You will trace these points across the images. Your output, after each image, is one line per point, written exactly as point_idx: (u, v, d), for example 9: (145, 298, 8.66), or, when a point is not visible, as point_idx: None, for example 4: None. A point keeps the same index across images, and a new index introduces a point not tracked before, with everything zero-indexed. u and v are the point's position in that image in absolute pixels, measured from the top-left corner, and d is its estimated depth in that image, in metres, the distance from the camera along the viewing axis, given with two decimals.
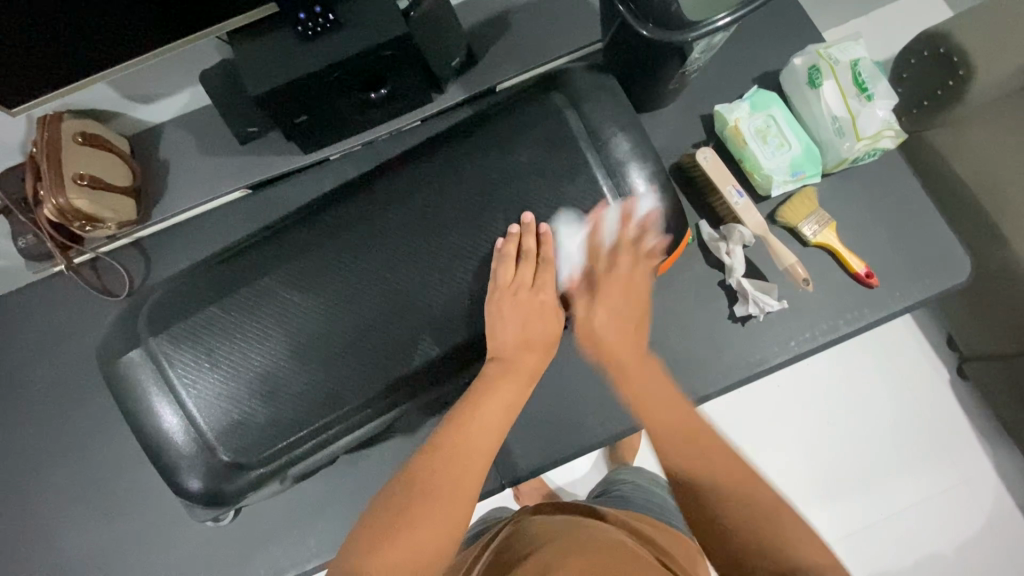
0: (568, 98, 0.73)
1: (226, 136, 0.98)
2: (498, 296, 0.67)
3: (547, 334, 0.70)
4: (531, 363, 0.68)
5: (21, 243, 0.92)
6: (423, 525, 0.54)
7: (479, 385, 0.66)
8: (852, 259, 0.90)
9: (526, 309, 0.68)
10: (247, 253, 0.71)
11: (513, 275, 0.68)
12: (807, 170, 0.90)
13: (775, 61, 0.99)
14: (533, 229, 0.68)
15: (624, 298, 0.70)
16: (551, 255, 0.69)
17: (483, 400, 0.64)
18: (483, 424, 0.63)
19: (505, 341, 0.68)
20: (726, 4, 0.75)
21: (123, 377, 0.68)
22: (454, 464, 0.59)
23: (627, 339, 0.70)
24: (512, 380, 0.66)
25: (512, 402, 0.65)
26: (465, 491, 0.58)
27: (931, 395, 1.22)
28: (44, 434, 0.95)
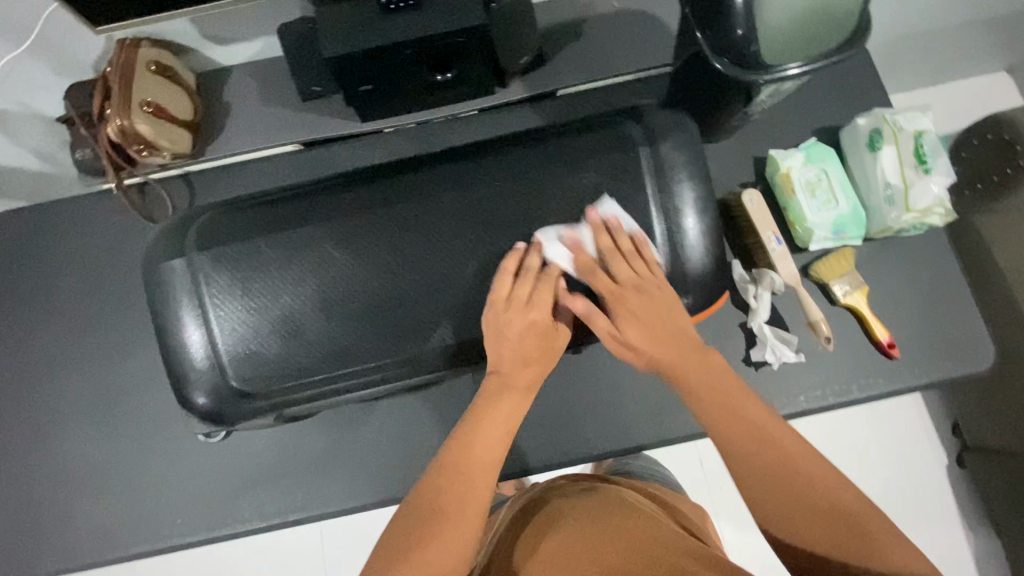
0: (645, 133, 0.72)
1: (290, 91, 1.00)
2: (497, 311, 0.68)
3: (540, 351, 0.70)
4: (526, 379, 0.69)
5: (79, 155, 0.97)
6: (444, 537, 0.58)
7: (482, 398, 0.68)
8: (877, 326, 0.90)
9: (525, 327, 0.68)
10: (303, 197, 0.73)
11: (511, 290, 0.68)
12: (850, 231, 0.91)
13: (838, 118, 0.99)
14: (539, 246, 0.69)
15: (644, 304, 0.68)
16: (555, 272, 0.69)
17: (486, 414, 0.67)
18: (486, 438, 0.65)
19: (502, 355, 0.69)
20: (809, 51, 0.74)
21: (160, 284, 0.70)
22: (459, 478, 0.62)
23: (667, 339, 0.68)
24: (507, 394, 0.68)
25: (511, 416, 0.67)
26: (472, 497, 0.61)
27: (925, 475, 1.21)
28: (65, 339, 0.99)
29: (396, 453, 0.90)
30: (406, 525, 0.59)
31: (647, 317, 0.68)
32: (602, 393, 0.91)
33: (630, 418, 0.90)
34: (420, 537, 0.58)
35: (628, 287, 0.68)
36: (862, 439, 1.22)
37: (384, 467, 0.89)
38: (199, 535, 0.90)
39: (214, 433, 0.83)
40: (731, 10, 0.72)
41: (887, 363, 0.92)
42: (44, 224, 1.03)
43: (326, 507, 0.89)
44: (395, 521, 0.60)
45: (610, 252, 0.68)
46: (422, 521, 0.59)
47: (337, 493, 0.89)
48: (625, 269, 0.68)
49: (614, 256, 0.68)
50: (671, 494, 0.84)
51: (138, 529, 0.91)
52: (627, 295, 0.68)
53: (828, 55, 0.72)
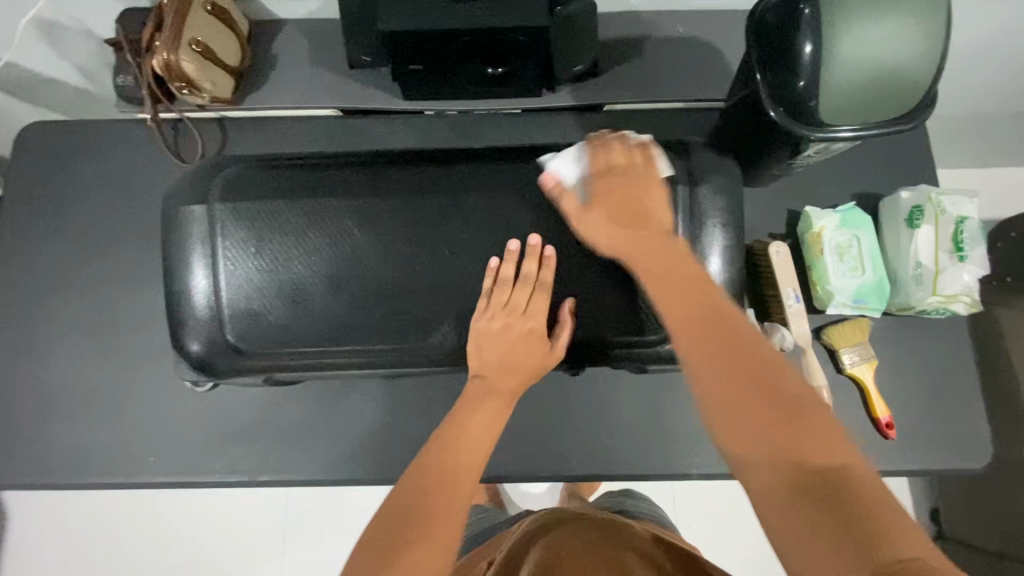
0: (687, 170, 0.70)
1: (339, 56, 0.99)
2: (489, 312, 0.67)
3: (531, 366, 0.68)
4: (511, 385, 0.69)
5: (121, 81, 0.97)
6: (433, 535, 0.54)
7: (465, 402, 0.68)
8: (880, 404, 0.88)
9: (518, 336, 0.68)
10: (335, 167, 0.72)
11: (508, 295, 0.67)
12: (870, 302, 0.89)
13: (880, 186, 0.97)
14: (536, 251, 0.68)
15: (622, 197, 0.66)
16: (550, 283, 0.69)
17: (470, 420, 0.66)
18: (471, 441, 0.65)
19: (489, 360, 0.68)
20: (870, 115, 0.71)
21: (175, 224, 0.69)
22: (448, 478, 0.60)
23: (631, 225, 0.64)
24: (494, 401, 0.68)
25: (496, 419, 0.67)
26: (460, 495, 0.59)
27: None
28: (76, 259, 0.99)
29: (375, 435, 0.89)
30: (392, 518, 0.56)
31: (623, 207, 0.65)
32: (590, 416, 0.90)
33: (613, 446, 0.89)
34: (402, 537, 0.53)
35: (618, 179, 0.66)
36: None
37: (362, 446, 0.89)
38: (169, 477, 0.90)
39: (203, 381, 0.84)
40: (797, 60, 0.70)
41: (884, 442, 0.90)
42: (74, 141, 1.03)
43: (298, 474, 0.89)
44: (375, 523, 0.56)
45: (612, 163, 0.67)
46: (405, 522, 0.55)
47: (311, 463, 0.89)
48: (619, 159, 0.68)
49: (612, 162, 0.67)
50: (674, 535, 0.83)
51: (111, 460, 0.91)
52: (610, 181, 0.67)
53: (885, 125, 0.71)
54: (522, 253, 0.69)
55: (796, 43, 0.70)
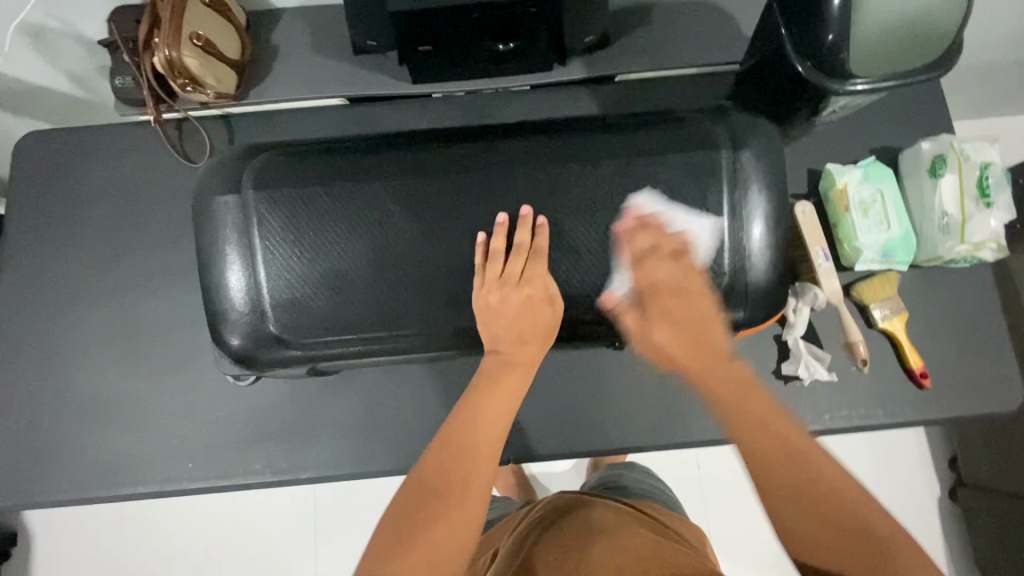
0: (726, 134, 0.69)
1: (342, 43, 0.97)
2: (483, 283, 0.66)
3: (542, 329, 0.66)
4: (526, 355, 0.66)
5: (119, 82, 0.94)
6: (445, 523, 0.55)
7: (479, 377, 0.65)
8: (912, 354, 0.89)
9: (518, 306, 0.65)
10: (367, 150, 0.71)
11: (501, 266, 0.65)
12: (898, 255, 0.89)
13: (899, 139, 0.96)
14: (528, 221, 0.66)
15: (679, 303, 0.65)
16: (544, 250, 0.66)
17: (485, 397, 0.63)
18: (485, 417, 0.62)
19: (499, 334, 0.66)
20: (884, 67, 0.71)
21: (209, 218, 0.68)
22: (461, 459, 0.59)
23: (690, 337, 0.64)
24: (513, 373, 0.65)
25: (515, 391, 0.64)
26: (472, 482, 0.58)
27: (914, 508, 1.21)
28: (89, 269, 0.96)
29: (414, 424, 0.89)
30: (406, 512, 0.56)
31: (681, 310, 0.65)
32: (626, 388, 0.90)
33: (652, 416, 0.90)
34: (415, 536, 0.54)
35: (662, 289, 0.65)
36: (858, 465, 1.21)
37: (400, 437, 0.88)
38: (209, 481, 0.89)
39: (242, 376, 0.83)
40: (826, 13, 0.70)
41: (918, 393, 0.91)
42: (75, 149, 1.00)
43: (338, 469, 0.88)
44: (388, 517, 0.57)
45: (648, 248, 0.66)
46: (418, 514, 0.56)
47: (350, 456, 0.88)
48: (649, 242, 0.66)
49: (646, 254, 0.66)
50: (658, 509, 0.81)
51: (146, 469, 0.90)
52: (659, 297, 0.66)
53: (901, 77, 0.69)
54: (513, 224, 0.67)
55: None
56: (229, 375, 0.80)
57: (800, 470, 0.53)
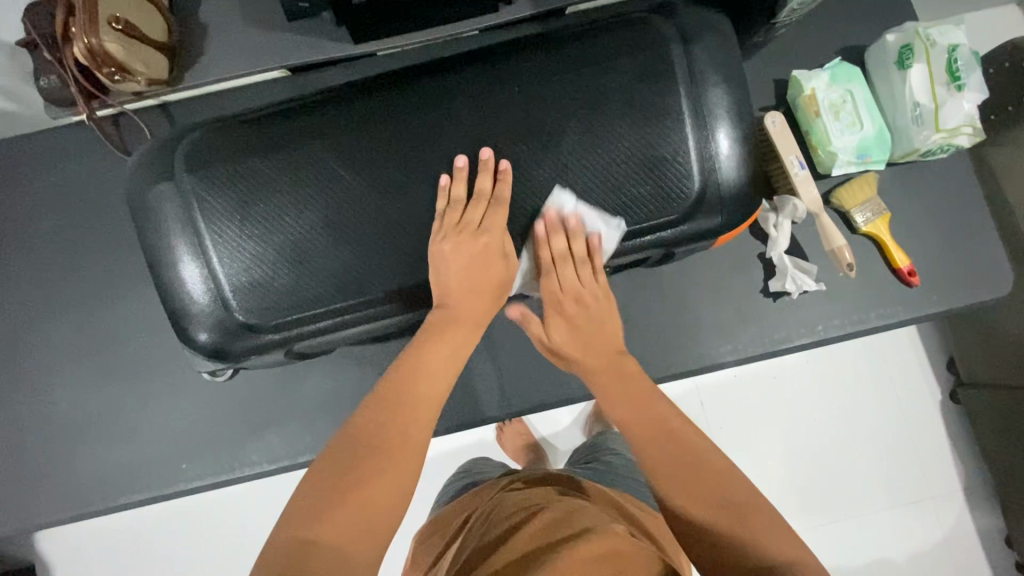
0: (676, 34, 0.65)
1: (274, 11, 0.92)
2: (440, 234, 0.63)
3: (495, 281, 0.65)
4: (475, 311, 0.65)
5: (45, 83, 0.87)
6: (378, 480, 0.54)
7: (426, 330, 0.64)
8: (898, 253, 0.87)
9: (476, 255, 0.63)
10: (304, 112, 0.66)
11: (461, 214, 0.63)
12: (874, 154, 0.87)
13: (863, 36, 0.93)
14: (489, 166, 0.63)
15: (585, 327, 0.69)
16: (507, 196, 0.64)
17: (429, 350, 0.62)
18: (430, 372, 0.62)
19: (451, 287, 0.64)
20: None
21: (149, 210, 0.64)
22: (401, 416, 0.58)
23: (591, 342, 0.69)
24: (457, 329, 0.64)
25: (461, 348, 0.64)
26: (412, 439, 0.57)
27: (921, 421, 1.12)
28: (48, 283, 0.93)
29: None
30: (333, 469, 0.54)
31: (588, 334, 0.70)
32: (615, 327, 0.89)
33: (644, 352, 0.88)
34: (340, 496, 0.52)
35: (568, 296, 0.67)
36: (854, 378, 1.13)
37: None
38: (206, 479, 0.87)
39: (221, 372, 0.79)
40: None
41: (907, 291, 0.90)
42: (16, 162, 0.96)
43: None
44: (308, 479, 0.54)
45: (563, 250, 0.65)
46: (347, 472, 0.53)
47: None
48: (570, 279, 0.66)
49: (562, 257, 0.65)
50: (636, 504, 0.71)
51: (141, 476, 0.88)
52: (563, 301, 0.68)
53: None
54: (474, 168, 0.64)
55: None
56: (206, 371, 0.77)
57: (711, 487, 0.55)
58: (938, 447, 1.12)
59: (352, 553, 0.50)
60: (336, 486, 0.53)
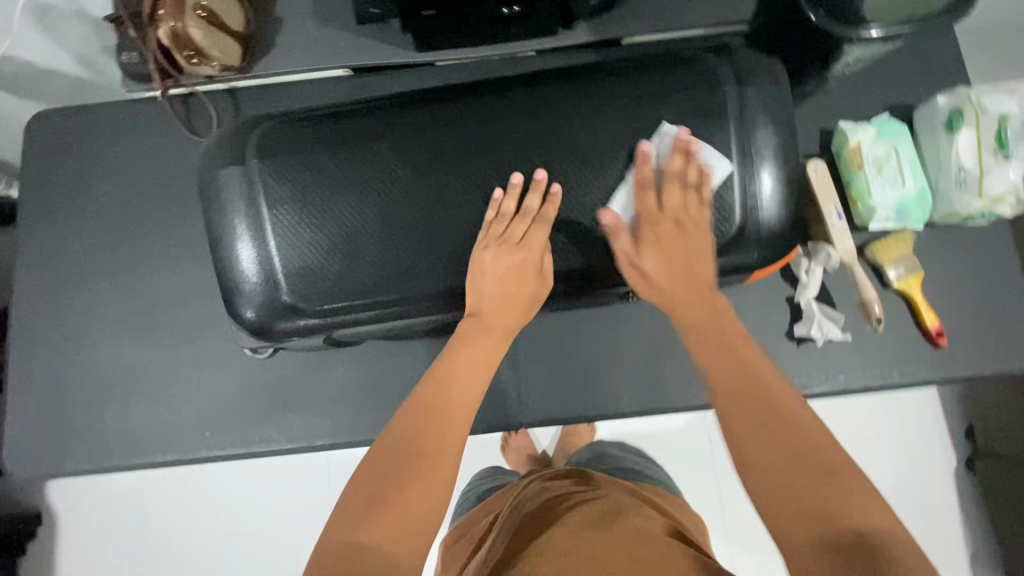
0: (733, 74, 0.67)
1: (345, 14, 0.97)
2: (481, 245, 0.65)
3: (526, 300, 0.67)
4: (505, 323, 0.66)
5: (126, 58, 0.95)
6: (414, 486, 0.55)
7: (457, 341, 0.65)
8: (928, 312, 0.88)
9: (512, 270, 0.65)
10: (369, 114, 0.70)
11: (506, 227, 0.65)
12: (914, 213, 0.87)
13: (913, 95, 0.94)
14: (540, 185, 0.65)
15: (681, 242, 0.64)
16: (552, 216, 0.65)
17: (461, 355, 0.64)
18: (461, 380, 0.63)
19: (484, 297, 0.66)
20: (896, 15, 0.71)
21: (216, 191, 0.68)
22: (433, 422, 0.59)
23: (681, 278, 0.64)
24: (487, 338, 0.65)
25: (490, 355, 0.65)
26: (446, 443, 0.58)
27: (933, 485, 1.10)
28: (103, 244, 0.98)
29: None
30: (375, 478, 0.56)
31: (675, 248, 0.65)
32: (636, 352, 0.90)
33: (662, 380, 0.90)
34: (384, 505, 0.53)
35: (669, 218, 0.64)
36: (870, 433, 1.12)
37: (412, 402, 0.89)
38: (227, 448, 0.91)
39: (260, 350, 0.82)
40: None
41: (934, 352, 0.89)
42: (85, 130, 1.01)
43: (353, 435, 0.89)
44: (348, 493, 0.56)
45: (675, 172, 0.64)
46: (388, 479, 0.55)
47: (363, 423, 0.89)
48: (675, 199, 0.64)
49: (673, 177, 0.64)
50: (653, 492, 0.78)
51: (166, 439, 0.92)
52: (659, 228, 0.65)
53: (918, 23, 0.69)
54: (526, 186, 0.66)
55: None
56: (247, 348, 0.81)
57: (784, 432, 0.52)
58: (949, 513, 1.10)
59: (395, 560, 0.51)
60: (376, 496, 0.54)
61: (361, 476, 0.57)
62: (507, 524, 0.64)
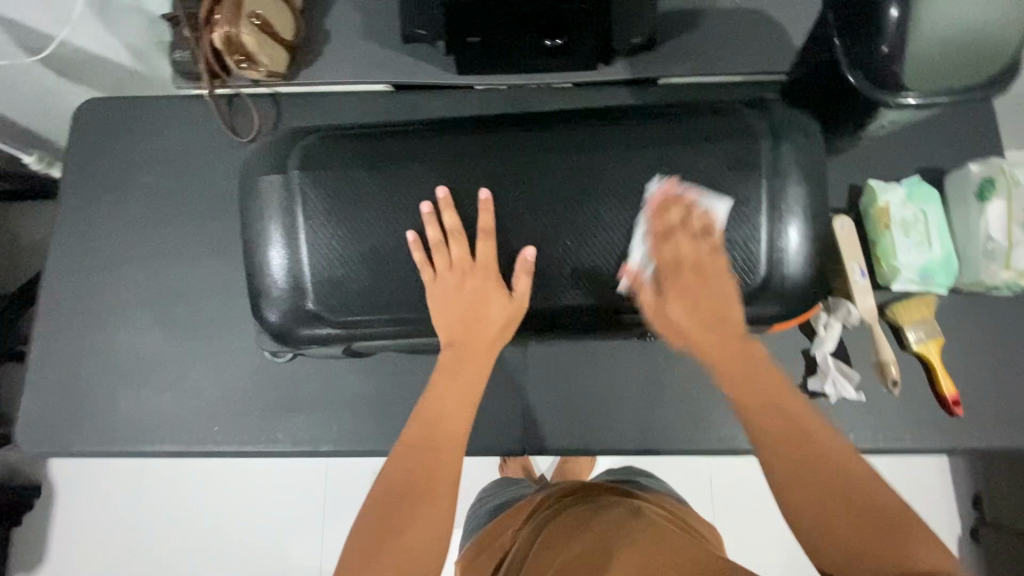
0: (769, 129, 0.68)
1: (392, 32, 0.99)
2: (437, 273, 0.67)
3: (498, 320, 0.67)
4: (480, 348, 0.67)
5: (178, 56, 0.98)
6: (411, 525, 0.57)
7: (438, 373, 0.67)
8: (945, 380, 0.87)
9: (475, 290, 0.67)
10: (409, 135, 0.72)
11: (455, 250, 0.67)
12: (937, 277, 0.86)
13: (946, 160, 0.94)
14: (486, 204, 0.67)
15: (696, 289, 0.65)
16: (492, 227, 0.67)
17: (442, 388, 0.66)
18: (445, 413, 0.65)
19: (455, 324, 0.67)
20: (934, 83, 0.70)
21: (254, 196, 0.70)
22: (424, 458, 0.62)
23: (710, 324, 0.65)
24: (466, 367, 0.67)
25: (472, 383, 0.66)
26: (438, 478, 0.60)
27: None
28: (136, 232, 1.00)
29: None
30: (376, 519, 0.58)
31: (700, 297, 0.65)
32: (647, 390, 0.90)
33: (670, 421, 0.90)
34: (382, 546, 0.56)
35: (688, 267, 0.65)
36: None
37: None
38: (233, 445, 0.92)
39: (279, 353, 0.83)
40: (883, 23, 0.69)
41: (949, 420, 0.88)
42: (130, 120, 1.04)
43: (358, 444, 0.90)
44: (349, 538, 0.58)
45: (676, 223, 0.65)
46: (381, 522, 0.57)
47: (369, 433, 0.90)
48: (688, 249, 0.65)
49: (676, 230, 0.65)
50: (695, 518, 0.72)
51: (174, 429, 0.93)
52: (683, 274, 0.65)
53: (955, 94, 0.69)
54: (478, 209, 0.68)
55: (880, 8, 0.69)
56: (267, 352, 0.82)
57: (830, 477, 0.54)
58: None
59: None
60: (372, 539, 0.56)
61: (362, 517, 0.59)
62: (518, 545, 0.63)
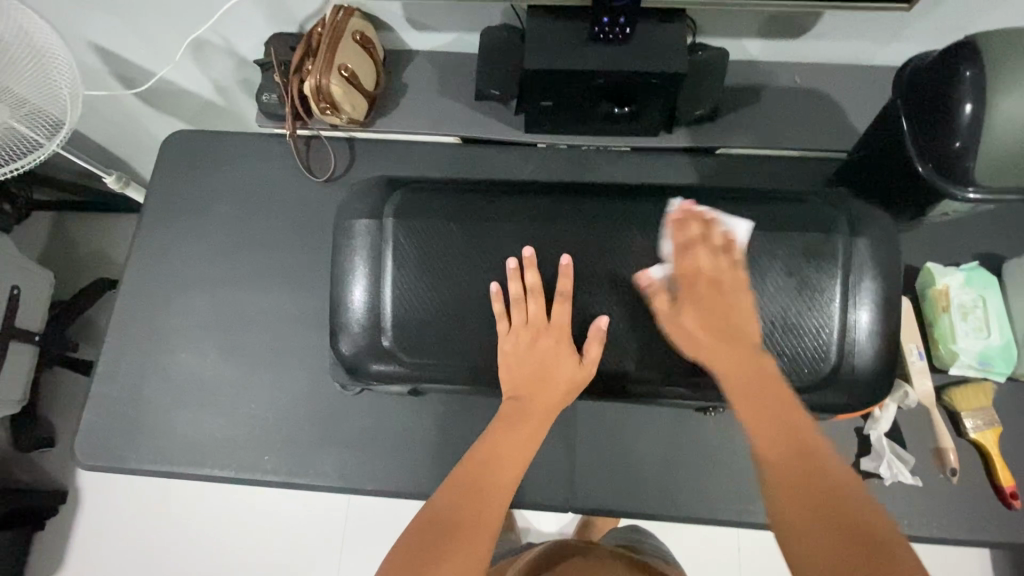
0: (846, 221, 0.70)
1: (467, 89, 1.05)
2: (511, 328, 0.69)
3: (563, 381, 0.68)
4: (541, 407, 0.68)
5: (267, 98, 1.02)
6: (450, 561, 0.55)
7: (500, 420, 0.67)
8: (1005, 471, 0.85)
9: (546, 349, 0.69)
10: (494, 194, 0.76)
11: (531, 308, 0.69)
12: (996, 364, 0.87)
13: (1004, 248, 0.95)
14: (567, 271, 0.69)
15: (712, 297, 0.64)
16: (570, 291, 0.69)
17: (502, 435, 0.66)
18: (501, 458, 0.64)
19: (520, 380, 0.69)
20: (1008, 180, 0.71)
21: (344, 235, 0.74)
22: (473, 500, 0.60)
23: (723, 334, 0.63)
24: (524, 422, 0.67)
25: (529, 436, 0.66)
26: (485, 518, 0.59)
27: None
28: (207, 259, 1.05)
29: None
30: (414, 551, 0.56)
31: (714, 310, 0.64)
32: (695, 456, 0.90)
33: (719, 488, 0.89)
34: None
35: (702, 277, 0.65)
36: None
37: None
38: (281, 475, 0.93)
39: (347, 386, 0.86)
40: (955, 119, 0.71)
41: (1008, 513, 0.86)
42: (212, 153, 1.10)
43: (403, 485, 0.91)
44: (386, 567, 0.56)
45: (698, 236, 0.66)
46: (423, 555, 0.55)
47: (416, 474, 0.91)
48: (706, 260, 0.65)
49: (694, 243, 0.66)
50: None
51: (225, 455, 0.95)
52: (697, 288, 0.65)
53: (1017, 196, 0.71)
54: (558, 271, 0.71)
55: (955, 102, 0.70)
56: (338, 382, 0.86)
57: (834, 502, 0.52)
58: None
59: None
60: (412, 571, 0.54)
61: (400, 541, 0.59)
62: None
